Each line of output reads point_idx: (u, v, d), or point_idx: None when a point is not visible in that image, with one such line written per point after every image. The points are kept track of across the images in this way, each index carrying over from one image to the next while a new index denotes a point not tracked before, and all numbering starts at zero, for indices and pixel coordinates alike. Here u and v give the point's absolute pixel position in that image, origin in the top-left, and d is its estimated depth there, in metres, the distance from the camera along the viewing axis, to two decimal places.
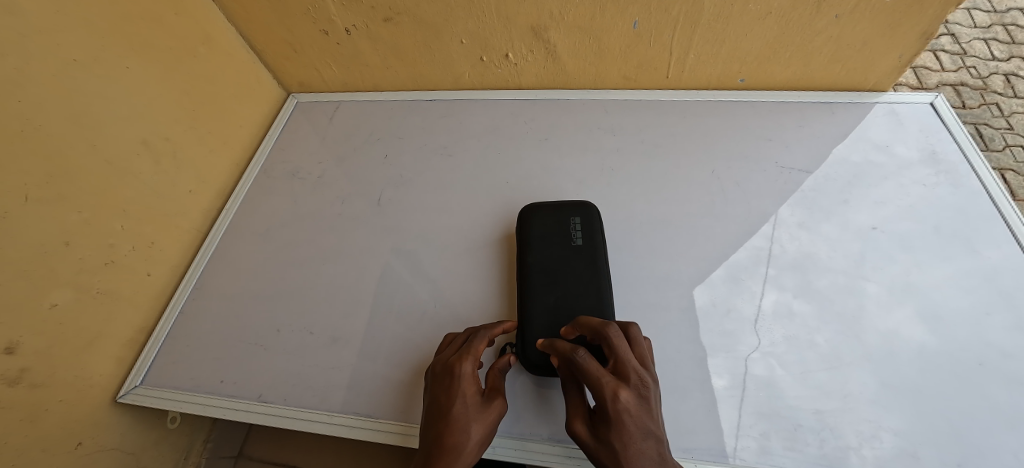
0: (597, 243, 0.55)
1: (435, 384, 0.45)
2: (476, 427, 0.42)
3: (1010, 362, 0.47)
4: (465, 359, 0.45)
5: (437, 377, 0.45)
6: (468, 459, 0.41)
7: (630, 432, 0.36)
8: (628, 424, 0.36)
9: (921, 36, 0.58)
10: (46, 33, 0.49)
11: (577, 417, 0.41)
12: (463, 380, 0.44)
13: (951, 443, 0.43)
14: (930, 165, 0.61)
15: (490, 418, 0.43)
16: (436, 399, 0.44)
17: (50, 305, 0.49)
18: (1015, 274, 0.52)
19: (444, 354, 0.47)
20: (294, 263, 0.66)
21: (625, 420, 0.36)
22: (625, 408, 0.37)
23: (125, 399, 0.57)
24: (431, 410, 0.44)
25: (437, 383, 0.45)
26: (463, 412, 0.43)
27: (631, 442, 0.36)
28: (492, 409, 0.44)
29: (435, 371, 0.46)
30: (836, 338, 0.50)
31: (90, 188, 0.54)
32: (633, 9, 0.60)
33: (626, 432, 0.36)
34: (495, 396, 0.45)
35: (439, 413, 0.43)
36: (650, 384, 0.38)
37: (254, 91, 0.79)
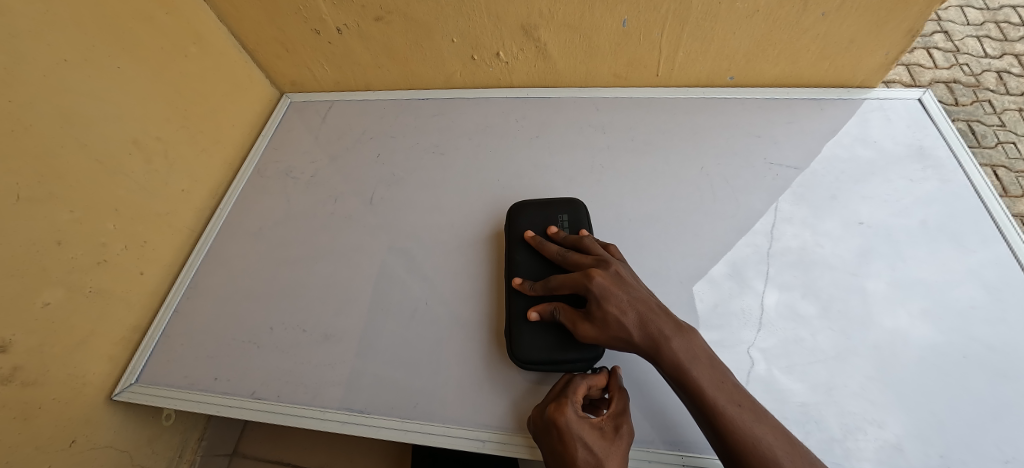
0: None
1: (551, 435, 0.42)
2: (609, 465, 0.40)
3: (993, 355, 0.47)
4: (569, 400, 0.43)
5: (547, 426, 0.42)
6: None
7: (614, 297, 0.44)
8: (610, 290, 0.45)
9: (907, 33, 0.59)
10: (37, 34, 0.50)
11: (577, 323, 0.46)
12: (574, 429, 0.41)
13: (933, 435, 0.44)
14: (917, 160, 0.62)
15: (620, 451, 0.42)
16: (557, 453, 0.41)
17: (42, 303, 0.49)
18: (998, 269, 0.52)
19: (545, 403, 0.44)
20: (286, 261, 0.66)
21: (606, 289, 0.45)
22: (599, 280, 0.45)
23: (120, 397, 0.57)
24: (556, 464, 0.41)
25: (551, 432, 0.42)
26: (593, 455, 0.40)
27: (619, 302, 0.44)
28: (619, 442, 0.42)
29: (543, 422, 0.43)
30: (823, 330, 0.51)
31: (81, 187, 0.54)
32: (622, 7, 0.61)
33: (611, 297, 0.44)
34: (617, 426, 0.43)
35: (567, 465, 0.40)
36: (608, 261, 0.48)
37: (246, 91, 0.79)
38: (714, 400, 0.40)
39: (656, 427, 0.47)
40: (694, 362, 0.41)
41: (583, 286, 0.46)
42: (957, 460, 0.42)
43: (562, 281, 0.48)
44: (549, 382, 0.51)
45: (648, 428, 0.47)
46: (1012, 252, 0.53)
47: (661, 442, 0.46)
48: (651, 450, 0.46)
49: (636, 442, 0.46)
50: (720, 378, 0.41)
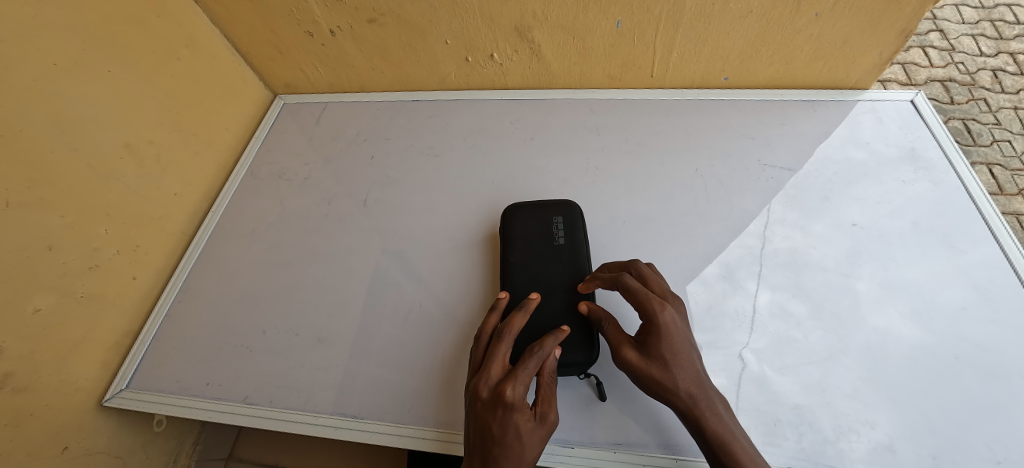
0: (578, 242, 0.55)
1: (485, 413, 0.40)
2: (528, 453, 0.40)
3: (985, 356, 0.47)
4: (515, 384, 0.40)
5: (484, 405, 0.41)
6: None
7: (676, 341, 0.42)
8: (675, 332, 0.43)
9: (900, 33, 0.59)
10: (26, 38, 0.49)
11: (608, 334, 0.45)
12: (511, 411, 0.39)
13: (926, 436, 0.44)
14: (910, 160, 0.62)
15: (542, 436, 0.41)
16: (484, 432, 0.40)
17: (33, 309, 0.49)
18: (991, 269, 0.52)
19: (491, 376, 0.42)
20: (280, 264, 0.66)
21: (671, 328, 0.43)
22: (669, 319, 0.43)
23: (111, 403, 0.57)
24: (482, 442, 0.40)
25: (487, 409, 0.40)
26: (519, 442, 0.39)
27: (678, 346, 0.42)
28: (543, 429, 0.41)
29: (484, 397, 0.41)
30: (816, 332, 0.51)
31: (72, 192, 0.54)
32: (615, 9, 0.61)
33: (673, 338, 0.42)
34: (544, 413, 0.42)
35: (492, 448, 0.39)
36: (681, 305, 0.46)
37: (239, 93, 0.79)
38: None
39: (649, 430, 0.47)
40: (731, 430, 0.40)
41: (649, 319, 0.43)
42: (949, 461, 0.42)
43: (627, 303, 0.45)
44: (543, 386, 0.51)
45: (642, 431, 0.47)
46: (1005, 252, 0.53)
47: (655, 445, 0.46)
48: (645, 453, 0.46)
49: (630, 445, 0.46)
50: (751, 454, 0.39)
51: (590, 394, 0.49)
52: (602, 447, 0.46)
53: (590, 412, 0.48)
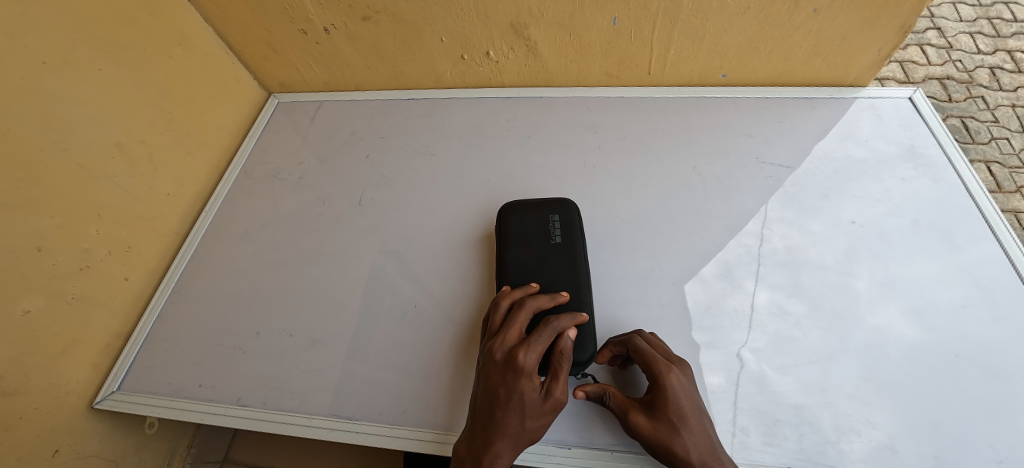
0: (575, 240, 0.54)
1: (496, 375, 0.42)
2: (531, 425, 0.41)
3: (986, 354, 0.47)
4: (528, 352, 0.41)
5: (496, 368, 0.42)
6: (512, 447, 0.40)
7: (686, 405, 0.41)
8: (682, 397, 0.41)
9: (899, 29, 0.58)
10: (14, 36, 0.49)
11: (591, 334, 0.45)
12: (520, 375, 0.41)
13: (926, 435, 0.43)
14: (909, 157, 0.61)
15: (545, 412, 0.41)
16: (491, 394, 0.41)
17: (22, 311, 0.48)
18: (991, 267, 0.52)
19: (507, 340, 0.44)
20: (274, 265, 0.65)
21: (678, 393, 0.41)
22: (674, 378, 0.42)
23: (102, 405, 0.56)
24: (488, 403, 0.41)
25: (498, 373, 0.42)
26: (524, 411, 0.40)
27: (687, 413, 0.40)
28: (548, 406, 0.41)
29: (497, 359, 0.43)
30: (815, 331, 0.50)
31: (62, 192, 0.53)
32: (612, 5, 0.60)
33: (681, 404, 0.41)
34: (551, 391, 0.41)
35: (496, 409, 0.41)
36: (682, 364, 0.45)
37: (233, 92, 0.78)
38: None
39: None
40: None
41: (657, 381, 0.42)
42: (951, 461, 0.42)
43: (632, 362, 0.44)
44: None
45: None
46: (1005, 250, 0.53)
47: None
48: (643, 454, 0.45)
49: (628, 447, 0.46)
50: None
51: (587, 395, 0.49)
52: (598, 449, 0.46)
53: (587, 413, 0.48)
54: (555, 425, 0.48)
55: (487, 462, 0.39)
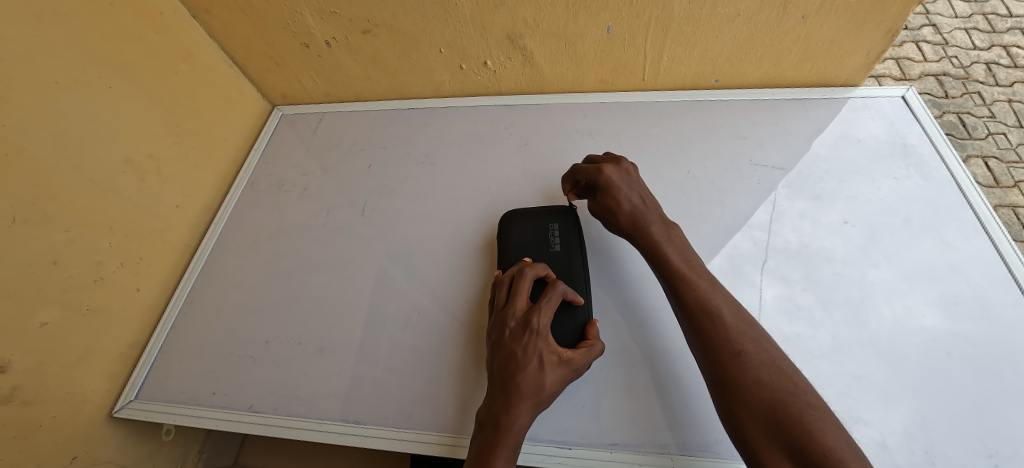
0: (574, 248, 0.55)
1: (511, 341, 0.44)
2: (550, 385, 0.42)
3: (976, 350, 0.48)
4: (541, 315, 0.44)
5: (510, 334, 0.44)
6: (531, 412, 0.42)
7: (621, 187, 0.53)
8: (616, 182, 0.53)
9: (886, 33, 0.60)
10: (29, 58, 0.51)
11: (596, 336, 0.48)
12: (536, 335, 0.43)
13: (915, 430, 0.45)
14: (900, 157, 0.62)
15: (562, 374, 0.43)
16: (508, 358, 0.43)
17: (40, 323, 0.50)
18: (981, 265, 0.53)
19: (517, 309, 0.45)
20: (281, 274, 0.67)
21: (613, 180, 0.53)
22: (607, 170, 0.54)
23: (120, 414, 0.58)
24: (504, 368, 0.43)
25: (514, 337, 0.44)
26: (541, 372, 0.42)
27: (620, 193, 0.52)
28: (565, 367, 0.44)
29: (512, 326, 0.45)
30: (810, 330, 0.51)
31: (75, 206, 0.55)
32: (605, 15, 0.62)
33: (616, 188, 0.52)
34: (567, 356, 0.44)
35: (514, 372, 0.42)
36: (623, 160, 0.56)
37: (238, 105, 0.80)
38: (680, 271, 0.47)
39: (645, 430, 0.47)
40: (668, 243, 0.49)
41: (593, 177, 0.54)
42: (941, 455, 0.43)
43: (576, 172, 0.57)
44: None
45: (637, 431, 0.47)
46: (996, 247, 0.54)
47: (651, 444, 0.46)
48: (641, 453, 0.46)
49: (626, 445, 0.47)
50: (687, 257, 0.49)
51: (587, 396, 0.50)
52: (598, 448, 0.47)
53: (586, 413, 0.49)
54: (556, 427, 0.49)
55: (506, 423, 0.40)
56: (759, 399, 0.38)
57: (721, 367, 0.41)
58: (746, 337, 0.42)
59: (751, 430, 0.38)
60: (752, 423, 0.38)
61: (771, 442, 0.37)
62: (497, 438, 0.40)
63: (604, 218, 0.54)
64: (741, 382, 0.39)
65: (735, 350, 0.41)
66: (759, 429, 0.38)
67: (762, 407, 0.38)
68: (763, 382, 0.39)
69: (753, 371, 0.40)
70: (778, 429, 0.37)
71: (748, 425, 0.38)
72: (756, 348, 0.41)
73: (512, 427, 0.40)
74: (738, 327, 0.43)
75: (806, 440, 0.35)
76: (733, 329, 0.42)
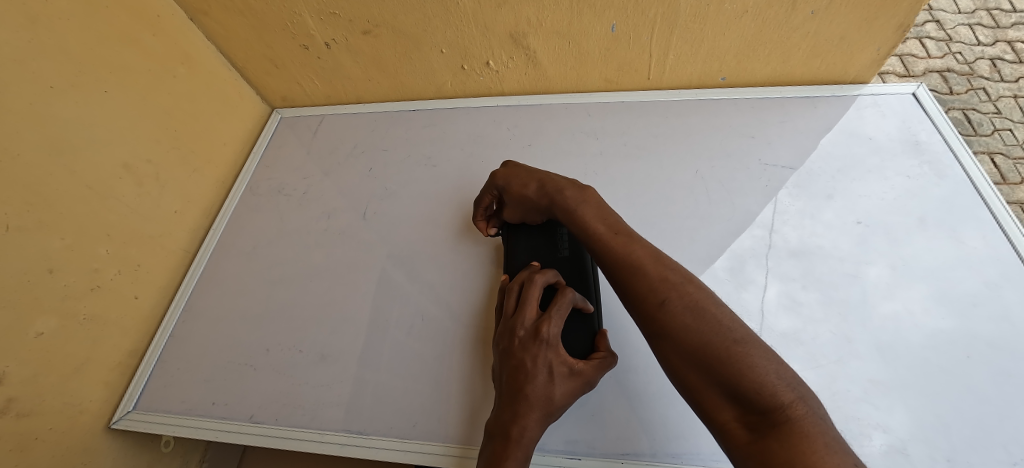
0: (583, 252, 0.53)
1: (520, 351, 0.42)
2: (559, 396, 0.41)
3: (995, 352, 0.47)
4: (552, 325, 0.42)
5: (520, 344, 0.42)
6: (540, 424, 0.41)
7: (520, 177, 0.54)
8: (511, 177, 0.55)
9: (898, 28, 0.59)
10: (24, 62, 0.50)
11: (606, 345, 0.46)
12: (546, 346, 0.41)
13: (937, 436, 0.43)
14: (912, 155, 0.61)
15: (573, 386, 0.42)
16: (517, 369, 0.42)
17: (35, 333, 0.49)
18: (999, 264, 0.52)
19: (526, 318, 0.43)
20: (281, 280, 0.66)
21: (508, 177, 0.55)
22: (499, 175, 0.57)
23: (118, 425, 0.57)
24: (514, 378, 0.42)
25: (523, 347, 0.42)
26: (551, 384, 0.41)
27: (519, 183, 0.54)
28: (575, 379, 0.42)
29: (521, 336, 0.43)
30: (825, 334, 0.50)
31: (71, 213, 0.53)
32: (610, 12, 0.61)
33: (513, 181, 0.55)
34: (578, 368, 0.42)
35: (524, 384, 0.41)
36: (511, 161, 0.59)
37: (237, 108, 0.79)
38: (594, 230, 0.44)
39: (657, 439, 0.46)
40: (581, 204, 0.47)
41: (492, 186, 0.57)
42: (963, 463, 0.42)
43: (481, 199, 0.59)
44: None
45: (649, 440, 0.46)
46: (1014, 246, 0.53)
47: (663, 454, 0.45)
48: (653, 462, 0.45)
49: (638, 455, 0.45)
50: (603, 215, 0.45)
51: (597, 403, 0.48)
52: (608, 458, 0.46)
53: (596, 421, 0.48)
54: (565, 436, 0.48)
55: (515, 435, 0.39)
56: (686, 345, 0.33)
57: (647, 320, 0.36)
58: (666, 281, 0.37)
59: (687, 378, 0.33)
60: (687, 371, 0.33)
61: (709, 388, 0.32)
62: (506, 451, 0.39)
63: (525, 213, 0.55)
64: (666, 331, 0.35)
65: (655, 299, 0.36)
66: (694, 376, 0.33)
67: (692, 352, 0.33)
68: (687, 324, 0.34)
69: (676, 316, 0.34)
70: (710, 373, 0.32)
71: (685, 376, 0.33)
72: (678, 290, 0.36)
73: (521, 438, 0.39)
74: (658, 271, 0.38)
75: (736, 378, 0.30)
76: (652, 275, 0.38)
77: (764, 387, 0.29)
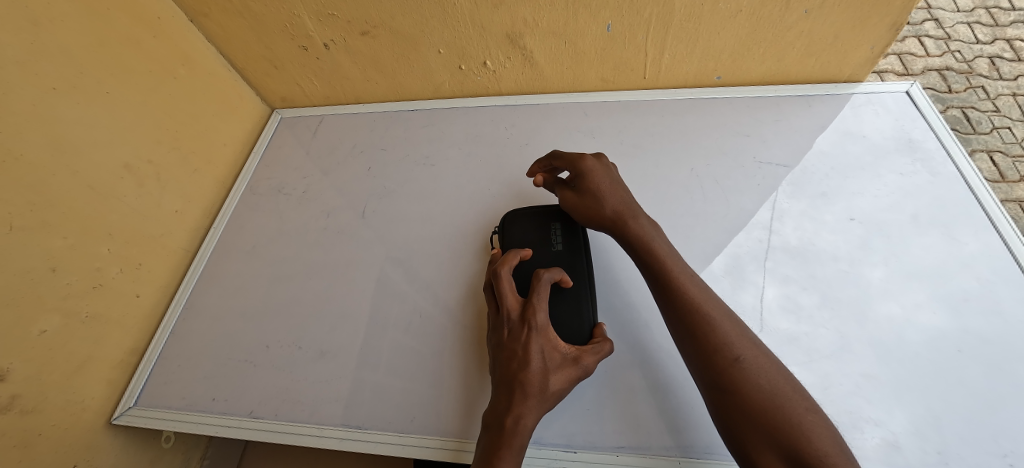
0: (578, 246, 0.54)
1: (510, 341, 0.43)
2: (555, 383, 0.42)
3: (986, 347, 0.47)
4: (538, 311, 0.44)
5: (509, 333, 0.44)
6: (538, 413, 0.41)
7: (604, 177, 0.52)
8: (597, 171, 0.53)
9: (891, 27, 0.59)
10: (27, 64, 0.51)
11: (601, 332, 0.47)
12: (535, 332, 0.43)
13: (929, 429, 0.44)
14: (906, 153, 0.62)
15: (569, 372, 0.43)
16: (509, 359, 0.43)
17: (39, 331, 0.50)
18: (990, 261, 0.52)
19: (511, 308, 0.45)
20: (281, 278, 0.66)
21: (593, 170, 0.53)
22: (589, 161, 0.53)
23: (118, 421, 0.57)
24: (507, 368, 0.42)
25: (513, 335, 0.44)
26: (545, 369, 0.42)
27: (602, 181, 0.52)
28: (570, 364, 0.43)
29: (509, 326, 0.44)
30: (819, 330, 0.50)
31: (74, 213, 0.54)
32: (605, 12, 0.62)
33: (596, 176, 0.52)
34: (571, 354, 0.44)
35: (517, 372, 0.41)
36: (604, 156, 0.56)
37: (237, 109, 0.79)
38: (670, 267, 0.46)
39: (652, 433, 0.46)
40: (656, 238, 0.48)
41: (575, 165, 0.54)
42: (955, 456, 0.42)
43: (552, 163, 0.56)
44: None
45: (644, 434, 0.46)
46: (1005, 242, 0.53)
47: (658, 447, 0.46)
48: (648, 455, 0.45)
49: (633, 448, 0.46)
50: (674, 256, 0.48)
51: (593, 398, 0.49)
52: (605, 451, 0.46)
53: (593, 415, 0.48)
54: (561, 429, 0.48)
55: (512, 424, 0.40)
56: (757, 406, 0.37)
57: (719, 371, 0.39)
58: (742, 343, 0.41)
59: (749, 435, 0.37)
60: (750, 429, 0.37)
61: (767, 448, 0.36)
62: (505, 440, 0.39)
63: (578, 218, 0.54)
64: (738, 386, 0.38)
65: (731, 355, 0.40)
66: (754, 436, 0.36)
67: (760, 414, 0.36)
68: (761, 387, 0.38)
69: (751, 376, 0.38)
70: (774, 436, 0.35)
71: (745, 433, 0.37)
72: (753, 353, 0.40)
73: (519, 427, 0.40)
74: (734, 330, 0.41)
75: (803, 446, 0.34)
76: (730, 332, 0.41)
77: (826, 457, 0.34)
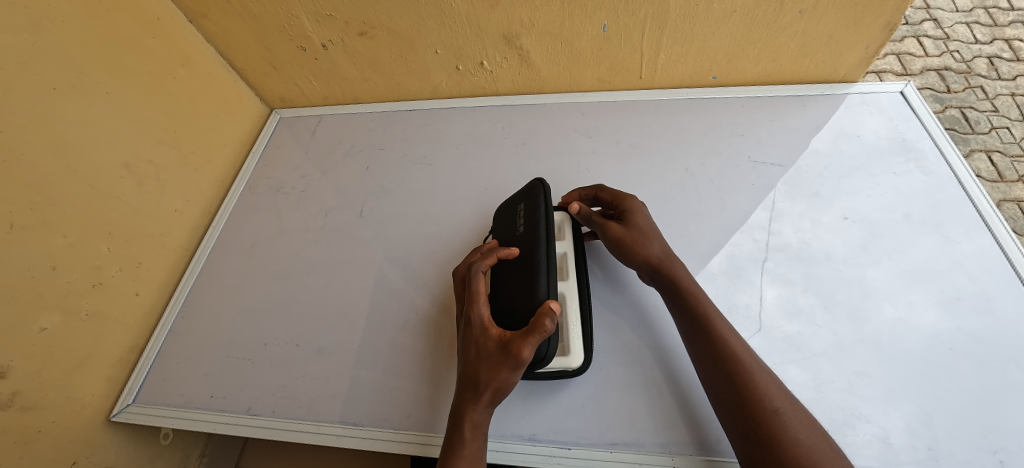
0: (537, 224, 0.51)
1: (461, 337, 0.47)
2: (488, 374, 0.42)
3: (978, 345, 0.47)
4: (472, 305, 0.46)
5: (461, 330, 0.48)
6: (480, 406, 0.42)
7: (648, 218, 0.52)
8: (641, 211, 0.53)
9: (885, 27, 0.59)
10: (28, 65, 0.51)
11: (540, 313, 0.42)
12: (471, 325, 0.45)
13: (921, 426, 0.44)
14: (900, 153, 0.62)
15: (502, 362, 0.41)
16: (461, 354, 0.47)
17: (39, 328, 0.50)
18: (983, 259, 0.53)
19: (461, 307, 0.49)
20: (279, 277, 0.67)
21: (639, 209, 0.53)
22: (634, 200, 0.54)
23: (118, 418, 0.58)
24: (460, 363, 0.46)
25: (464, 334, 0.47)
26: (477, 361, 0.43)
27: (647, 221, 0.52)
28: (502, 354, 0.41)
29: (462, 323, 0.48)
30: (812, 329, 0.51)
31: (74, 211, 0.55)
32: (601, 13, 0.62)
33: (642, 215, 0.52)
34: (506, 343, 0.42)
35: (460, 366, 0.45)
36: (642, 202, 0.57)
37: (236, 109, 0.80)
38: (710, 312, 0.45)
39: (645, 429, 0.47)
40: (696, 283, 0.48)
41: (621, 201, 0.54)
42: (946, 452, 0.42)
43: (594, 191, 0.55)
44: (541, 391, 0.51)
45: (638, 430, 0.47)
46: (998, 241, 0.54)
47: (651, 443, 0.46)
48: (642, 452, 0.46)
49: (627, 444, 0.46)
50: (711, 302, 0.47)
51: (587, 395, 0.49)
52: (599, 448, 0.47)
53: (587, 413, 0.49)
54: (555, 426, 0.49)
55: (455, 417, 0.43)
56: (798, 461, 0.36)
57: (757, 421, 0.38)
58: (780, 394, 0.40)
59: None
60: None
61: None
62: (451, 432, 0.43)
63: (615, 251, 0.52)
64: (778, 440, 0.37)
65: (771, 406, 0.39)
66: None
67: None
68: (801, 441, 0.37)
69: (791, 429, 0.37)
70: None
71: None
72: (791, 406, 0.39)
73: (460, 420, 0.42)
74: (772, 381, 0.41)
75: None
76: (768, 382, 0.40)
77: None
